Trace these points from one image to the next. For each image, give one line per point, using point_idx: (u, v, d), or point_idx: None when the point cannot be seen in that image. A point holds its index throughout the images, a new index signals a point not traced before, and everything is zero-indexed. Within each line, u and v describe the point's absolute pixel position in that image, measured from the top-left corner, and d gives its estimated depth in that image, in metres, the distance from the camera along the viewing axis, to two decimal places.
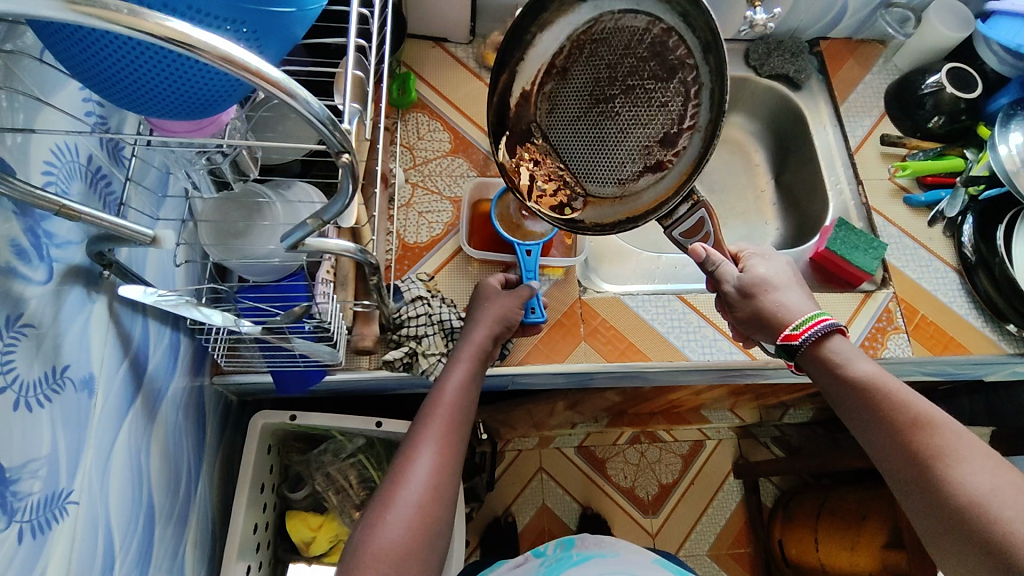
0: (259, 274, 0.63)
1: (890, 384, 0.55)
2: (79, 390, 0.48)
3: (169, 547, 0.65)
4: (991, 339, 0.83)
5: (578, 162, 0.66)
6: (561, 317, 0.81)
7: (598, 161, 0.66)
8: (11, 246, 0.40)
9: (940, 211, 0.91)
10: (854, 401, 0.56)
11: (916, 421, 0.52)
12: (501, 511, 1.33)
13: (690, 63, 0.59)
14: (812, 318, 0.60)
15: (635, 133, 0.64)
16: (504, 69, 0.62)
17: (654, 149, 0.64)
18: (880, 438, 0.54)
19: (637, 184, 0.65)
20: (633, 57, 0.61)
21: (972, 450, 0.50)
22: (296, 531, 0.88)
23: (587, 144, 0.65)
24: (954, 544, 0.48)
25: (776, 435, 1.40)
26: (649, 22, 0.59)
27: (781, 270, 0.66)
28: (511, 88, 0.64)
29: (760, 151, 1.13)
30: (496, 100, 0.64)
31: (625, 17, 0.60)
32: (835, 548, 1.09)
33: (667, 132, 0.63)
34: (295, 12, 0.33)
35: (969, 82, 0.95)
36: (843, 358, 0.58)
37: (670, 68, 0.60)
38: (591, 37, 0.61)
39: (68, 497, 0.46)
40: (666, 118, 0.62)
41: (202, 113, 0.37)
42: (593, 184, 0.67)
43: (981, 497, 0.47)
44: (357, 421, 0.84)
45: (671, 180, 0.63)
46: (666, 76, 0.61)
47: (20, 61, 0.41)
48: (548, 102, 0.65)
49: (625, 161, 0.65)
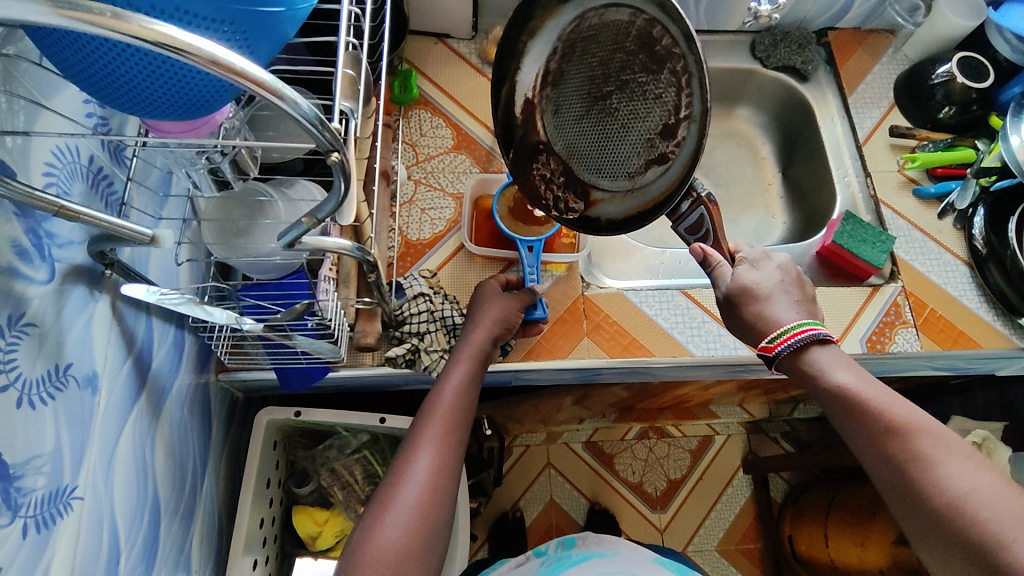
0: (263, 272, 0.64)
1: (866, 392, 0.54)
2: (83, 388, 0.48)
3: (176, 540, 0.66)
4: (1001, 333, 0.82)
5: (586, 161, 0.66)
6: (564, 313, 0.81)
7: (605, 158, 0.65)
8: (12, 247, 0.41)
9: (950, 203, 0.90)
10: (837, 411, 0.55)
11: (894, 427, 0.51)
12: (509, 506, 1.33)
13: (677, 53, 0.56)
14: (792, 329, 0.58)
15: (636, 128, 0.62)
16: (503, 80, 0.67)
17: (657, 141, 0.62)
18: (862, 445, 0.53)
19: (646, 176, 0.63)
20: (623, 52, 0.60)
21: (950, 451, 0.49)
22: (303, 525, 0.90)
23: (592, 142, 0.65)
24: (933, 543, 0.47)
25: (786, 430, 1.42)
26: (632, 14, 0.57)
27: (776, 270, 0.64)
28: (514, 98, 0.67)
29: (767, 144, 1.11)
30: (500, 112, 0.69)
31: (608, 12, 0.59)
32: (846, 544, 1.08)
33: (666, 124, 0.60)
34: (284, 11, 0.33)
35: (981, 71, 0.93)
36: (820, 370, 0.57)
37: (659, 59, 0.58)
38: (580, 35, 0.61)
39: (73, 493, 0.47)
40: (663, 110, 0.60)
41: (195, 113, 0.37)
42: (605, 181, 0.66)
43: (960, 498, 0.46)
44: (362, 418, 0.84)
45: (674, 172, 0.61)
46: (657, 67, 0.59)
47: (19, 65, 0.41)
48: (551, 105, 0.65)
49: (629, 156, 0.64)
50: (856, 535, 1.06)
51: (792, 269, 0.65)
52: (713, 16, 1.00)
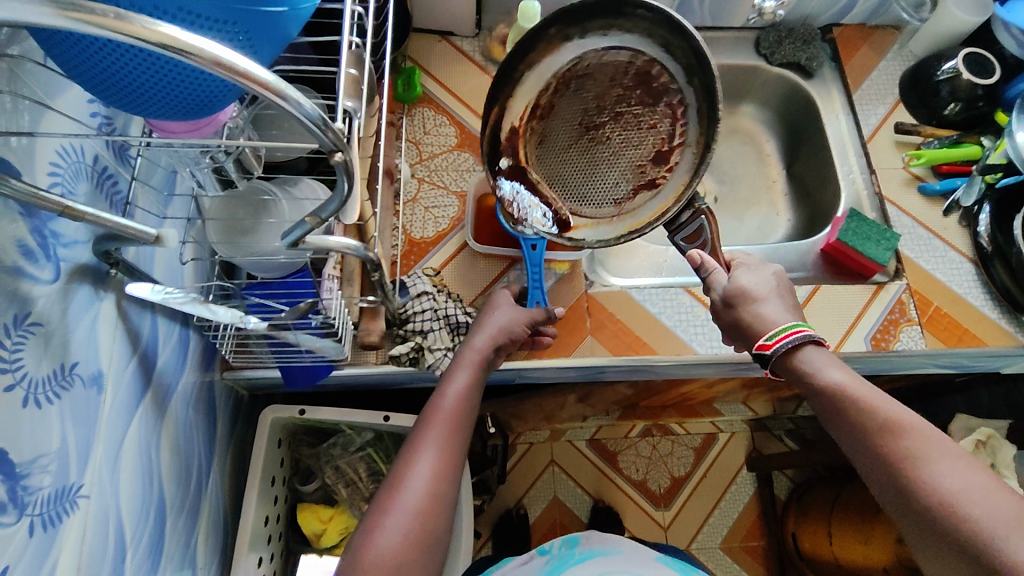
0: (267, 270, 0.64)
1: (859, 391, 0.54)
2: (89, 387, 0.49)
3: (182, 538, 0.66)
4: (1007, 331, 0.82)
5: (571, 188, 0.68)
6: (567, 312, 0.81)
7: (591, 185, 0.68)
8: (18, 246, 0.41)
9: (955, 201, 0.89)
10: (829, 411, 0.55)
11: (887, 425, 0.51)
12: (513, 503, 1.33)
13: (673, 88, 0.64)
14: (788, 328, 0.59)
15: (628, 155, 0.68)
16: (493, 104, 0.65)
17: (647, 168, 0.67)
18: (854, 443, 0.53)
19: (634, 202, 0.67)
20: (619, 87, 0.67)
21: (941, 451, 0.49)
22: (307, 523, 0.90)
23: (580, 169, 0.68)
24: (926, 543, 0.47)
25: (790, 428, 1.42)
26: (632, 55, 0.64)
27: (771, 276, 0.65)
28: (501, 124, 0.66)
29: (772, 140, 1.10)
30: (488, 134, 0.66)
31: (608, 53, 0.65)
32: (850, 542, 1.08)
33: (659, 152, 0.66)
34: (287, 11, 0.33)
35: (987, 67, 0.92)
36: (813, 369, 0.57)
37: (655, 93, 0.66)
38: (576, 73, 0.66)
39: (79, 491, 0.47)
40: (656, 139, 0.67)
41: (199, 113, 0.37)
42: (589, 208, 0.68)
43: (951, 497, 0.46)
44: (366, 416, 0.84)
45: (666, 195, 0.65)
46: (653, 101, 0.66)
47: (24, 65, 0.42)
48: (538, 135, 0.68)
49: (618, 182, 0.68)
50: (860, 533, 1.06)
51: (786, 277, 0.66)
52: (718, 12, 1.00)
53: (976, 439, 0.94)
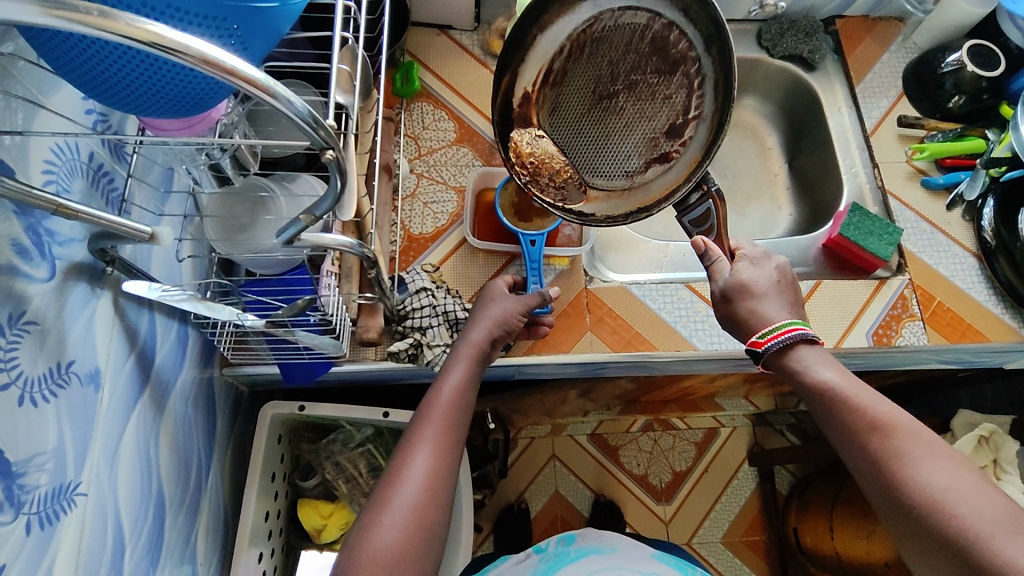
0: (265, 267, 0.64)
1: (851, 390, 0.53)
2: (86, 385, 0.49)
3: (183, 534, 0.67)
4: (1010, 326, 0.81)
5: (583, 160, 0.71)
6: (567, 307, 0.80)
7: (602, 156, 0.71)
8: (12, 245, 0.41)
9: (958, 194, 0.88)
10: (822, 408, 0.55)
11: (876, 424, 0.51)
12: (514, 498, 1.33)
13: (691, 56, 0.64)
14: (785, 325, 0.58)
15: (640, 128, 0.70)
16: (504, 72, 0.67)
17: (660, 141, 0.69)
18: (845, 442, 0.53)
19: (645, 175, 0.69)
20: (635, 53, 0.67)
21: (928, 449, 0.49)
22: (308, 518, 0.91)
23: (592, 141, 0.71)
24: (916, 542, 0.47)
25: (792, 422, 1.42)
26: (650, 18, 0.64)
27: (774, 269, 0.63)
28: (512, 91, 0.68)
29: (774, 134, 1.10)
30: (499, 99, 0.68)
31: (625, 15, 0.65)
32: (851, 537, 1.08)
33: (673, 124, 0.68)
34: (278, 7, 0.33)
35: (992, 59, 0.91)
36: (804, 367, 0.56)
37: (672, 61, 0.66)
38: (591, 36, 0.67)
39: (76, 488, 0.47)
40: (672, 111, 0.68)
41: (190, 111, 0.37)
42: (600, 180, 0.71)
43: (938, 494, 0.46)
44: (365, 412, 0.84)
45: (678, 169, 0.67)
46: (669, 69, 0.67)
47: (17, 63, 0.41)
48: (550, 104, 0.70)
49: (629, 155, 0.70)
50: (861, 528, 1.06)
51: (790, 272, 0.64)
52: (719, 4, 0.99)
53: (979, 435, 0.94)
